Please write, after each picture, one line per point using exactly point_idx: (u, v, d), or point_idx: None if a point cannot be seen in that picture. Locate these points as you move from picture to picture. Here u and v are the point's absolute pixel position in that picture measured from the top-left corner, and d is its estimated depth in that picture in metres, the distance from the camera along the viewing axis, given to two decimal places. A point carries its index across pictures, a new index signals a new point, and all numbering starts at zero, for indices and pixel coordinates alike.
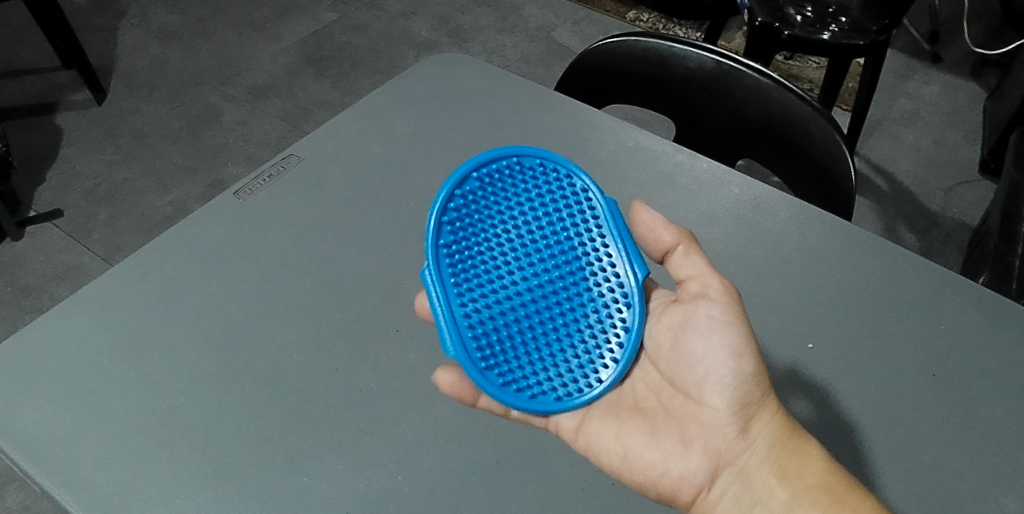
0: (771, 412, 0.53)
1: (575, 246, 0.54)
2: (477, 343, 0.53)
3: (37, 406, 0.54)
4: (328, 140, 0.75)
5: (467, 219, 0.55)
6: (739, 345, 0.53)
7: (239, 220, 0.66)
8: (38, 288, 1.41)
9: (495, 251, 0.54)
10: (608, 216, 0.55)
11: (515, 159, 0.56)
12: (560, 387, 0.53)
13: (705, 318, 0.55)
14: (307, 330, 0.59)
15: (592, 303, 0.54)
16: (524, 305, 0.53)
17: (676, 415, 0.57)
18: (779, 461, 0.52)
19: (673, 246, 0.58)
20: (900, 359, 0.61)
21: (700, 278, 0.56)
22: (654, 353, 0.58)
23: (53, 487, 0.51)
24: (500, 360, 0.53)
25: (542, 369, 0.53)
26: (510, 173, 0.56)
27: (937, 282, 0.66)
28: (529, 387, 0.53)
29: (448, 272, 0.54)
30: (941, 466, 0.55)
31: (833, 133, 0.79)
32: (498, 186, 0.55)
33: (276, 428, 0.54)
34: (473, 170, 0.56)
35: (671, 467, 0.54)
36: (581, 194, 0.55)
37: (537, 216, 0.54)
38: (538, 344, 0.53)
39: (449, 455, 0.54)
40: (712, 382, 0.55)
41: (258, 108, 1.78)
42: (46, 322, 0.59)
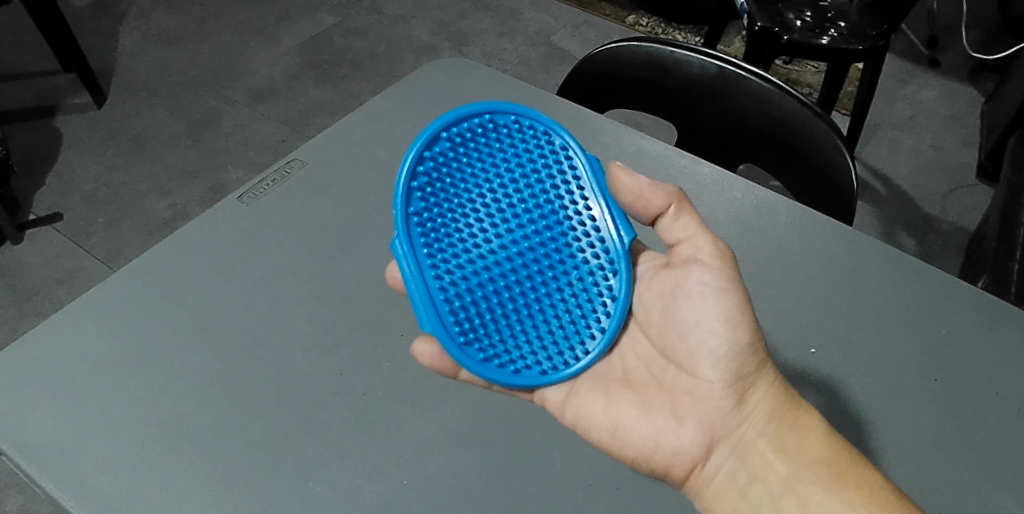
0: (768, 384, 0.53)
1: (556, 210, 0.54)
2: (454, 319, 0.52)
3: (40, 411, 0.54)
4: (331, 144, 0.75)
5: (438, 185, 0.53)
6: (733, 313, 0.53)
7: (243, 225, 0.67)
8: (38, 292, 1.41)
9: (471, 219, 0.53)
10: (592, 178, 0.54)
11: (488, 117, 0.54)
12: (545, 360, 0.54)
13: (696, 286, 0.54)
14: (311, 335, 0.59)
15: (575, 273, 0.54)
16: (504, 275, 0.53)
17: (668, 388, 0.56)
18: (778, 435, 0.52)
19: (663, 209, 0.56)
20: (902, 362, 0.61)
21: (692, 241, 0.55)
22: (645, 321, 0.58)
23: (58, 493, 0.50)
24: (480, 334, 0.53)
25: (525, 342, 0.54)
26: (484, 132, 0.54)
27: (939, 287, 0.66)
28: (510, 362, 0.53)
29: (420, 244, 0.53)
30: (945, 469, 0.55)
31: (835, 138, 0.79)
32: (472, 147, 0.54)
33: (281, 433, 0.54)
34: (442, 131, 0.54)
35: (663, 442, 0.54)
36: (560, 152, 0.55)
37: (514, 179, 0.53)
38: (519, 316, 0.53)
39: (452, 459, 0.54)
40: (705, 353, 0.54)
41: (258, 112, 1.78)
42: (50, 327, 0.59)
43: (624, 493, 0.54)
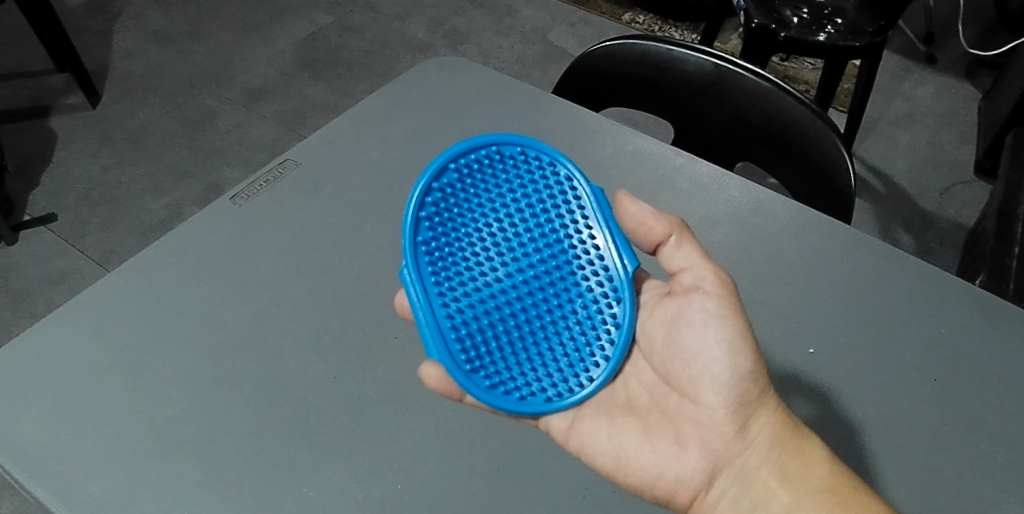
0: (770, 411, 0.52)
1: (561, 238, 0.53)
2: (461, 346, 0.52)
3: (31, 416, 0.54)
4: (325, 144, 0.74)
5: (446, 214, 0.53)
6: (735, 340, 0.52)
7: (235, 226, 0.66)
8: (32, 293, 1.40)
9: (477, 248, 0.53)
10: (596, 207, 0.53)
11: (495, 148, 0.54)
12: (549, 387, 0.53)
13: (699, 313, 0.54)
14: (305, 338, 0.59)
15: (580, 299, 0.53)
16: (509, 303, 0.52)
17: (670, 415, 0.56)
18: (781, 462, 0.52)
19: (665, 237, 0.56)
20: (902, 363, 0.61)
21: (694, 269, 0.54)
22: (648, 349, 0.57)
23: (48, 499, 0.50)
24: (486, 361, 0.52)
25: (530, 369, 0.53)
26: (490, 163, 0.54)
27: (937, 286, 0.65)
28: (516, 389, 0.52)
29: (427, 271, 0.52)
30: (944, 470, 0.55)
31: (833, 136, 0.79)
32: (478, 178, 0.54)
33: (274, 438, 0.53)
34: (450, 161, 0.54)
35: (666, 469, 0.54)
36: (565, 182, 0.54)
37: (520, 208, 0.53)
38: (525, 343, 0.53)
39: (449, 464, 0.53)
40: (707, 379, 0.54)
41: (254, 111, 1.78)
42: (41, 331, 0.58)
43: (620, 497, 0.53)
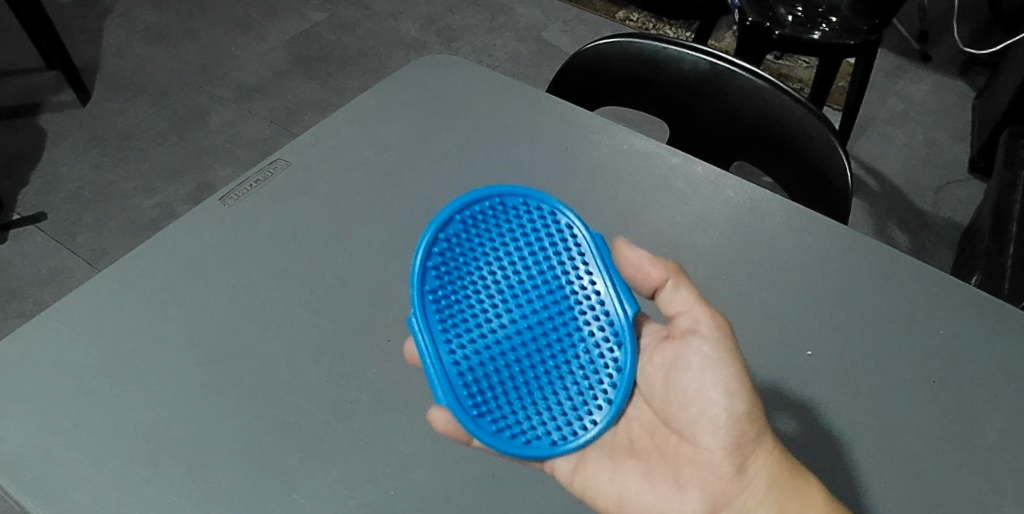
0: (767, 451, 0.51)
1: (562, 285, 0.52)
2: (465, 392, 0.51)
3: (16, 423, 0.52)
4: (316, 143, 0.73)
5: (451, 262, 0.52)
6: (731, 382, 0.51)
7: (225, 227, 0.65)
8: (21, 293, 1.39)
9: (480, 295, 0.52)
10: (596, 251, 0.53)
11: (498, 198, 0.54)
12: (550, 432, 0.51)
13: (696, 356, 0.53)
14: (296, 341, 0.57)
15: (581, 344, 0.52)
16: (511, 349, 0.51)
17: (670, 457, 0.55)
18: (778, 502, 0.50)
19: (662, 282, 0.55)
20: (900, 365, 0.60)
21: (691, 313, 0.54)
22: (648, 393, 0.56)
23: (34, 508, 0.49)
24: (489, 407, 0.51)
25: (532, 414, 0.51)
26: (493, 213, 0.53)
27: (933, 287, 0.65)
28: (519, 434, 0.51)
29: (433, 318, 0.51)
30: (943, 474, 0.55)
31: (829, 136, 0.78)
32: (481, 226, 0.53)
33: (264, 444, 0.52)
34: (454, 212, 0.53)
35: (667, 510, 0.53)
36: (565, 229, 0.53)
37: (522, 256, 0.52)
38: (528, 389, 0.51)
39: (444, 471, 0.52)
40: (704, 421, 0.52)
41: (246, 109, 1.76)
42: (26, 335, 0.57)
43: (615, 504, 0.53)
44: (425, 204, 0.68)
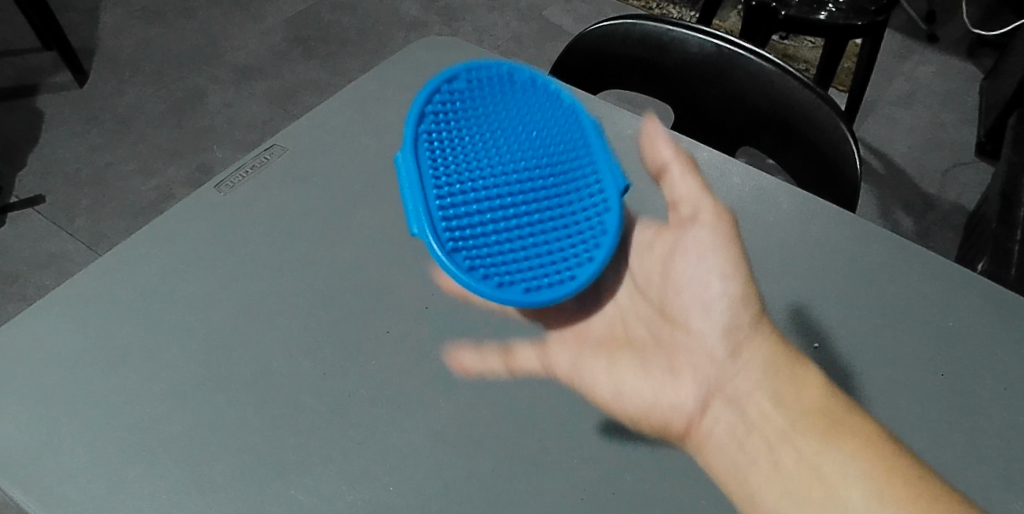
0: (763, 337, 0.55)
1: (554, 158, 0.54)
2: (465, 249, 0.50)
3: (9, 415, 0.52)
4: (314, 128, 0.72)
5: (445, 131, 0.53)
6: (726, 267, 0.56)
7: (221, 215, 0.64)
8: (20, 276, 1.38)
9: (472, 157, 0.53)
10: (596, 147, 0.54)
11: (506, 69, 0.56)
12: (556, 276, 0.51)
13: (693, 242, 0.58)
14: (293, 332, 0.56)
15: (585, 226, 0.53)
16: (509, 215, 0.52)
17: (664, 344, 0.61)
18: (775, 386, 0.54)
19: (668, 162, 0.59)
20: (909, 357, 0.59)
21: (693, 201, 0.58)
22: (643, 285, 0.63)
23: (30, 505, 0.48)
24: (489, 256, 0.51)
25: (534, 267, 0.51)
26: (488, 81, 0.55)
27: (941, 277, 0.64)
28: (520, 282, 0.51)
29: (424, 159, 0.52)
30: (956, 468, 0.53)
31: (838, 122, 0.76)
32: (475, 96, 0.55)
33: (261, 438, 0.51)
34: (445, 82, 0.55)
35: (661, 398, 0.57)
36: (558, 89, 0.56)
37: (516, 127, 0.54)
38: (529, 245, 0.52)
39: (443, 464, 0.51)
40: (706, 295, 0.58)
41: (244, 90, 1.74)
42: (20, 326, 0.56)
43: (621, 498, 0.50)
44: None
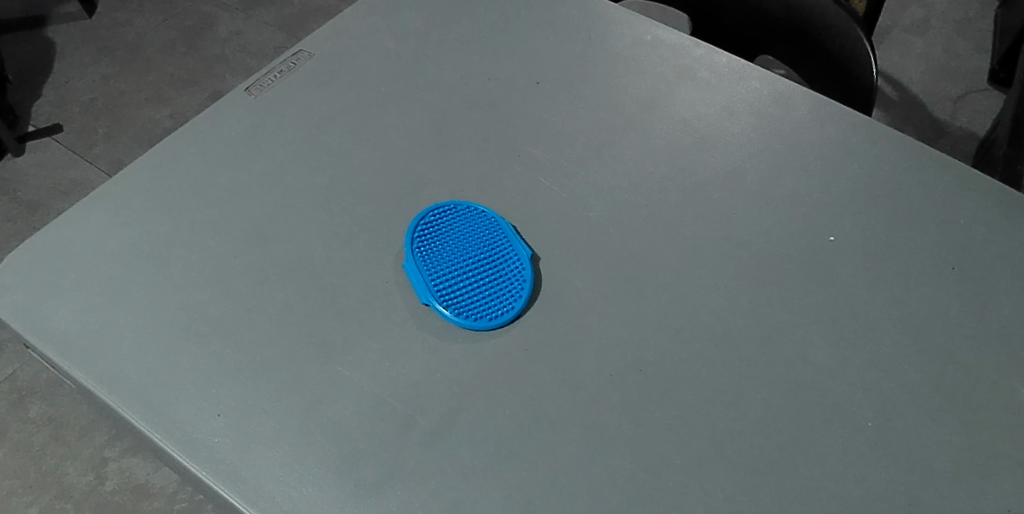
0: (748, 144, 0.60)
1: (500, 252, 0.57)
2: (431, 278, 0.55)
3: (65, 301, 0.55)
4: (337, 35, 0.72)
5: (426, 254, 0.56)
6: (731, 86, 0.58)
7: (252, 118, 0.65)
8: (43, 203, 1.42)
9: (442, 267, 0.56)
10: (511, 236, 0.58)
11: (450, 203, 0.59)
12: (501, 304, 0.54)
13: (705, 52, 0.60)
14: (328, 225, 0.59)
15: (508, 274, 0.56)
16: (458, 261, 0.56)
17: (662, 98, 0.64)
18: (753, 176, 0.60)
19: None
20: (921, 251, 0.61)
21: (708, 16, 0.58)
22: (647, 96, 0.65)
23: (89, 382, 0.51)
24: (451, 282, 0.55)
25: (485, 293, 0.55)
26: (444, 220, 0.58)
27: (956, 178, 0.65)
28: (483, 314, 0.54)
29: (415, 272, 0.55)
30: (965, 351, 0.55)
31: (854, 27, 0.76)
32: (440, 231, 0.58)
33: (305, 319, 0.54)
34: (415, 225, 0.58)
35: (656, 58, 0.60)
36: (487, 215, 0.59)
37: (470, 243, 0.57)
38: (475, 272, 0.56)
39: (477, 346, 0.53)
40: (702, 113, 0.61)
41: (253, 18, 1.75)
42: (68, 222, 0.59)
43: (645, 377, 0.53)
44: (448, 95, 0.68)
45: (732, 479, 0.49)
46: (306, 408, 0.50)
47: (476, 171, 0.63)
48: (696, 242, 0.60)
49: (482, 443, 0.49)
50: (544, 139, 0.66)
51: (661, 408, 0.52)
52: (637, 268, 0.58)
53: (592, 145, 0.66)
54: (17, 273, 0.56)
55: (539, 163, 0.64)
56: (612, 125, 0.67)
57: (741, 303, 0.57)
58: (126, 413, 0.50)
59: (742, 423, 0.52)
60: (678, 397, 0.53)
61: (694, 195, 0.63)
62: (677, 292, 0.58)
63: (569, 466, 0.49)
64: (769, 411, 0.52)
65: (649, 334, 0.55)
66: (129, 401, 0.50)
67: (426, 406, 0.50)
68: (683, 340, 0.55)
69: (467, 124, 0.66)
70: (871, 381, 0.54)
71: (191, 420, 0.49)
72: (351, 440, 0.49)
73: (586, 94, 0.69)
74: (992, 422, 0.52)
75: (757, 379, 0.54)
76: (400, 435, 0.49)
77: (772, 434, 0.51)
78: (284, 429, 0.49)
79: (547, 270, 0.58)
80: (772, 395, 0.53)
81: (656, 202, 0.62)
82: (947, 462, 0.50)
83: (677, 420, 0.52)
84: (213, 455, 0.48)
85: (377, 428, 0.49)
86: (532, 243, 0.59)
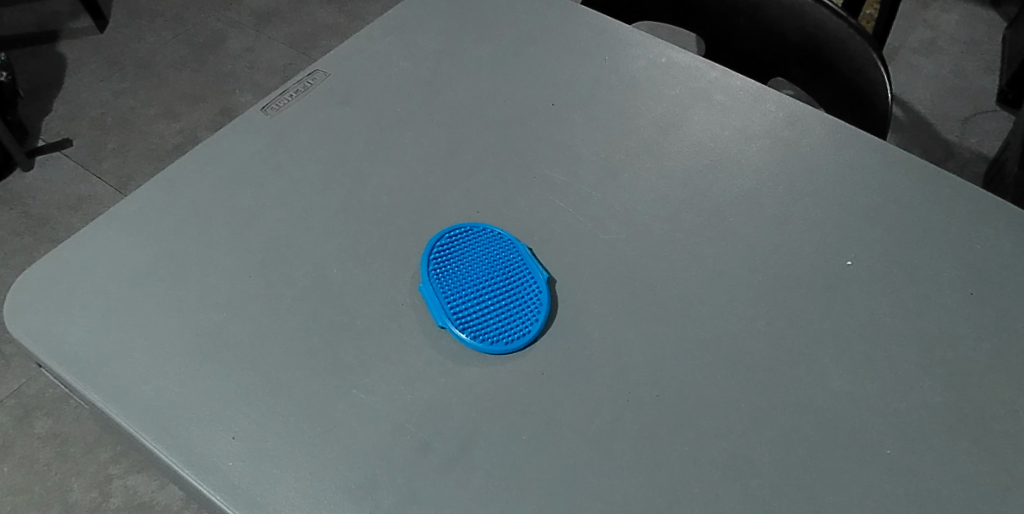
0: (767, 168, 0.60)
1: (516, 276, 0.56)
2: (447, 300, 0.54)
3: (80, 321, 0.54)
4: (352, 55, 0.73)
5: (444, 275, 0.56)
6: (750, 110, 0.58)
7: (268, 138, 0.66)
8: (52, 218, 1.42)
9: (458, 290, 0.55)
10: (527, 258, 0.57)
11: (467, 225, 0.59)
12: (518, 327, 0.54)
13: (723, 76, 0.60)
14: (344, 246, 0.58)
15: (525, 297, 0.55)
16: (474, 284, 0.56)
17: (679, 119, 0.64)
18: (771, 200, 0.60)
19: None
20: (940, 277, 0.60)
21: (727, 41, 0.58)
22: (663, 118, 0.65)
23: (102, 403, 0.50)
24: (468, 305, 0.55)
25: (502, 317, 0.55)
26: (460, 242, 0.58)
27: (974, 202, 0.65)
28: (500, 337, 0.54)
29: (433, 293, 0.55)
30: (986, 378, 0.55)
31: (870, 50, 0.77)
32: (457, 253, 0.57)
33: (320, 341, 0.53)
34: (432, 247, 0.57)
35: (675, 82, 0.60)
36: (504, 237, 0.59)
37: (487, 266, 0.57)
38: (491, 295, 0.56)
39: (494, 370, 0.53)
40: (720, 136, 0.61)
41: (265, 34, 1.77)
42: (83, 240, 0.59)
43: (663, 402, 0.53)
44: (463, 117, 0.68)
45: (752, 508, 0.48)
46: (321, 432, 0.49)
47: (491, 192, 0.63)
48: (713, 265, 0.60)
49: (498, 469, 0.49)
50: (559, 160, 0.66)
51: (680, 435, 0.51)
52: (653, 292, 0.58)
53: (608, 167, 0.65)
54: (31, 292, 0.56)
55: (555, 184, 0.64)
56: (628, 147, 0.67)
57: (759, 327, 0.57)
58: (140, 436, 0.49)
59: (762, 450, 0.51)
60: (697, 422, 0.52)
61: (711, 218, 0.63)
62: (695, 316, 0.57)
63: (586, 493, 0.48)
64: (789, 438, 0.51)
65: (666, 359, 0.55)
66: (144, 423, 0.49)
67: (442, 431, 0.50)
68: (700, 365, 0.54)
69: (482, 145, 0.66)
70: (892, 409, 0.53)
71: (205, 443, 0.49)
72: (366, 465, 0.48)
73: (601, 116, 0.69)
74: (1016, 451, 0.51)
75: (777, 406, 0.53)
76: (416, 460, 0.49)
77: (793, 462, 0.50)
78: (299, 453, 0.48)
79: (563, 293, 0.57)
80: (792, 423, 0.52)
81: (672, 225, 0.62)
82: (970, 492, 0.50)
83: (696, 447, 0.51)
84: (227, 480, 0.47)
85: (392, 453, 0.49)
86: (548, 266, 0.59)
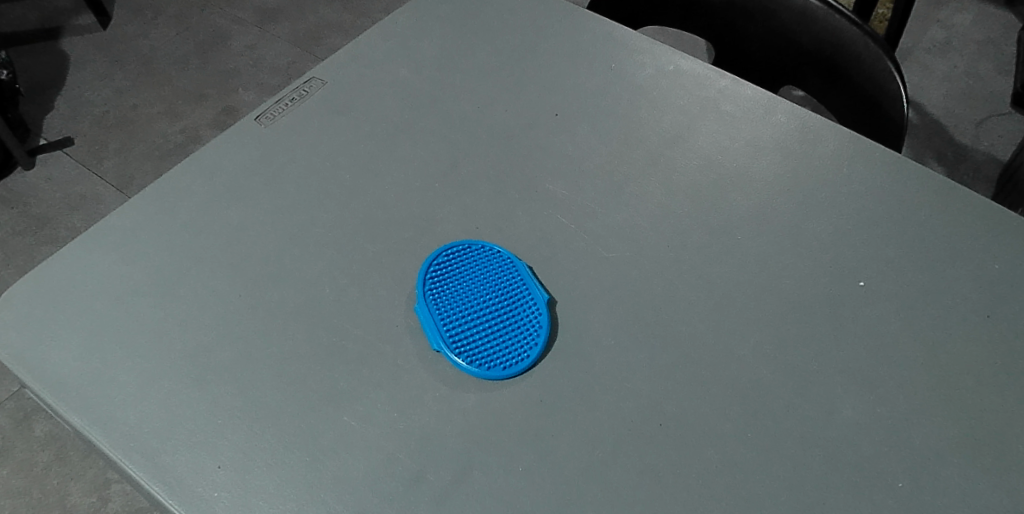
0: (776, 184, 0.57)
1: (515, 296, 0.54)
2: (443, 323, 0.52)
3: (65, 342, 0.53)
4: (351, 62, 0.71)
5: (440, 295, 0.54)
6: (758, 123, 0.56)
7: (263, 149, 0.64)
8: (52, 217, 1.41)
9: (455, 310, 0.53)
10: (527, 279, 0.55)
11: (466, 243, 0.57)
12: (516, 351, 0.52)
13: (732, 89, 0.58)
14: (337, 263, 0.57)
15: (524, 319, 0.53)
16: (473, 305, 0.54)
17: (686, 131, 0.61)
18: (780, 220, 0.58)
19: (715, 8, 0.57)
20: (956, 299, 0.58)
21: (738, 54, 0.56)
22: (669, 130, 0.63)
23: (87, 429, 0.49)
24: (464, 327, 0.53)
25: (500, 340, 0.53)
26: (458, 260, 0.56)
27: (991, 220, 0.62)
28: (498, 361, 0.52)
29: (429, 313, 0.53)
30: (1003, 407, 0.52)
31: (885, 59, 0.74)
32: (454, 271, 0.55)
33: (311, 364, 0.52)
34: (429, 265, 0.56)
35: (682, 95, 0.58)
36: (503, 255, 0.57)
37: (486, 285, 0.55)
38: (490, 317, 0.54)
39: (490, 396, 0.51)
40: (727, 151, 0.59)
41: (268, 32, 1.76)
42: (72, 256, 0.57)
43: (666, 431, 0.50)
44: (463, 127, 0.66)
45: None
46: (310, 461, 0.47)
47: (491, 207, 0.61)
48: (721, 286, 0.58)
49: (492, 501, 0.47)
50: (561, 173, 0.64)
51: (684, 466, 0.49)
52: (657, 313, 0.56)
53: (611, 181, 0.63)
54: (18, 309, 0.54)
55: (556, 199, 0.62)
56: (633, 159, 0.65)
57: (767, 351, 0.54)
58: (124, 464, 0.47)
59: (771, 483, 0.48)
60: (701, 453, 0.49)
61: (718, 235, 0.61)
62: (700, 338, 0.55)
63: None
64: (798, 469, 0.49)
65: (670, 385, 0.52)
66: (128, 452, 0.48)
67: (435, 461, 0.48)
68: (708, 391, 0.52)
69: (483, 157, 0.64)
70: (907, 440, 0.50)
71: (191, 473, 0.47)
72: (355, 496, 0.46)
73: (606, 127, 0.67)
74: None
75: (785, 436, 0.50)
76: (407, 491, 0.47)
77: (802, 497, 0.48)
78: (286, 483, 0.47)
79: (564, 314, 0.55)
80: (802, 454, 0.50)
81: (678, 242, 0.60)
82: None
83: (699, 478, 0.48)
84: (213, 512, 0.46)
85: (382, 484, 0.47)
86: (549, 286, 0.57)
